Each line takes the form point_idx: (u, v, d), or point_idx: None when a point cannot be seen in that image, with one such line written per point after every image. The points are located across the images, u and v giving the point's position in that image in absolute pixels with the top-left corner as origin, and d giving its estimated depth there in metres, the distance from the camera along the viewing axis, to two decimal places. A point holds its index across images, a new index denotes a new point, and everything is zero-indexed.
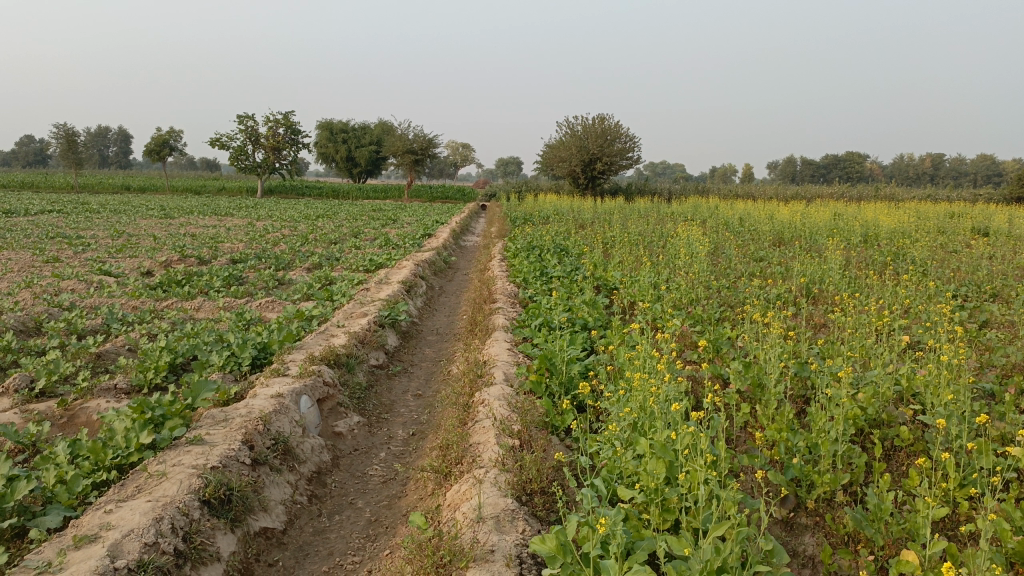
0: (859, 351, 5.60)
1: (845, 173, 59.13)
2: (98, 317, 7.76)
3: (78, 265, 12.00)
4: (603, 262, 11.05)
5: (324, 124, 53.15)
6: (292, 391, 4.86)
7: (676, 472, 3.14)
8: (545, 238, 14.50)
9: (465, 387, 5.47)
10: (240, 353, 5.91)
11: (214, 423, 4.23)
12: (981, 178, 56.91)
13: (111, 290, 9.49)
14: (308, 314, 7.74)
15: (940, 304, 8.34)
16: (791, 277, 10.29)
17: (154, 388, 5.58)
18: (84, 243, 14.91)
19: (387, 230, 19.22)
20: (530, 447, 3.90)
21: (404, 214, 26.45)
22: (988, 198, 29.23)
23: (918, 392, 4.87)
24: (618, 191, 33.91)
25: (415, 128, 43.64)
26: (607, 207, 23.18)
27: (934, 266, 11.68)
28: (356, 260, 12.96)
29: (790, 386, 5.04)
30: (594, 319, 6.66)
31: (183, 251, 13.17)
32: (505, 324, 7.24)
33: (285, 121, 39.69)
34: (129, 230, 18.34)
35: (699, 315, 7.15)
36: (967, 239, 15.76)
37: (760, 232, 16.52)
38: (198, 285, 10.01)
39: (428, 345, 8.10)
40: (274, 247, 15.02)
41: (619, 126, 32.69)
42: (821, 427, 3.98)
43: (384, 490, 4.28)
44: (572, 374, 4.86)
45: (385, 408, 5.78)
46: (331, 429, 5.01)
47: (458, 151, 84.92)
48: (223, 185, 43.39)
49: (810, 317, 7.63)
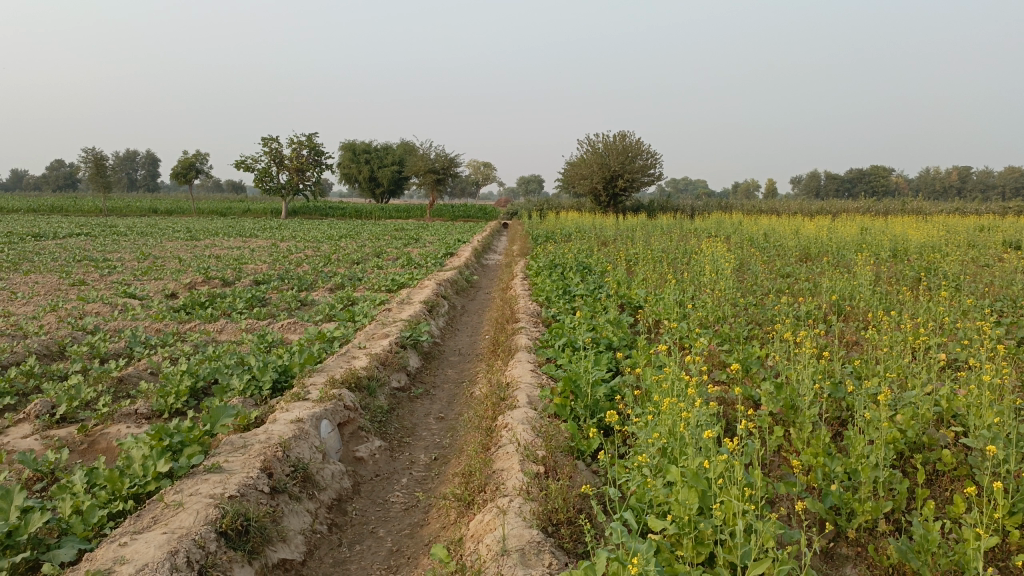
0: (895, 371, 5.40)
1: (870, 187, 58.51)
2: (121, 340, 7.75)
3: (103, 288, 12.08)
4: (626, 279, 10.91)
5: (347, 145, 53.61)
6: (312, 416, 4.78)
7: (709, 503, 3.00)
8: (567, 256, 14.38)
9: (487, 411, 5.35)
10: (260, 377, 5.84)
11: (233, 450, 4.15)
12: (1010, 190, 56.03)
13: (135, 313, 9.50)
14: (330, 336, 7.68)
15: (976, 320, 8.10)
16: (819, 294, 10.07)
17: (174, 413, 5.53)
18: (109, 265, 15.03)
19: (409, 250, 19.23)
20: (556, 474, 3.77)
21: (426, 233, 26.47)
22: (1018, 210, 28.67)
23: (958, 413, 4.68)
24: (640, 208, 33.77)
25: (436, 148, 43.86)
26: (629, 224, 23.06)
27: (966, 281, 11.40)
28: (379, 280, 12.92)
29: (825, 407, 4.86)
30: (619, 338, 6.53)
31: (206, 272, 13.22)
32: (528, 344, 7.12)
33: (308, 143, 40.06)
34: (154, 252, 18.48)
35: (726, 333, 6.98)
36: (998, 253, 15.41)
37: (786, 248, 16.28)
38: (221, 307, 10.01)
39: (450, 366, 8.00)
40: (297, 268, 15.06)
41: (641, 143, 32.59)
42: (859, 452, 3.81)
43: (406, 519, 4.16)
44: (598, 397, 4.73)
45: (407, 432, 5.68)
46: (352, 454, 4.91)
47: (480, 170, 85.19)
48: (247, 207, 43.85)
49: (840, 334, 7.42)
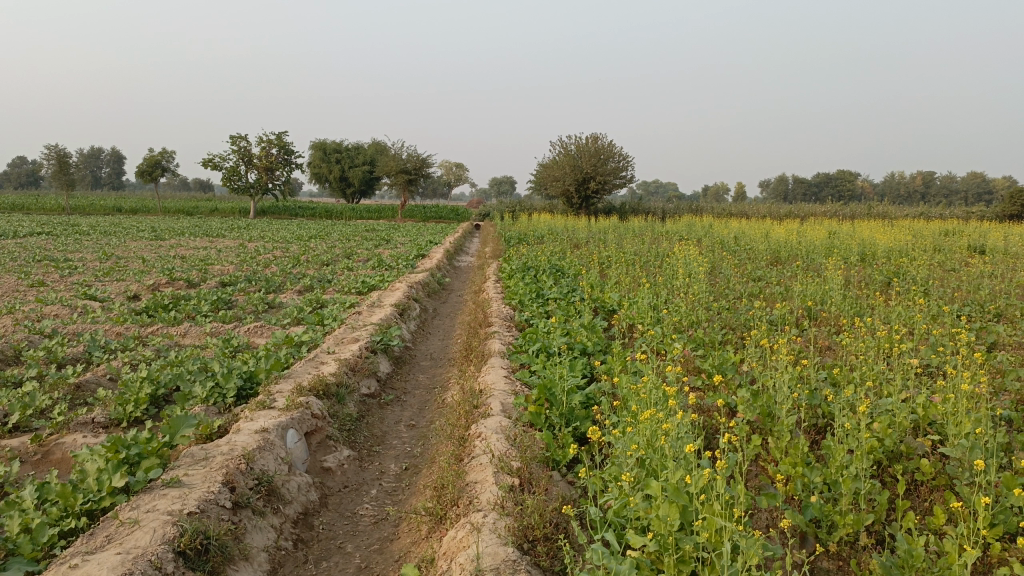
0: (870, 378, 5.37)
1: (837, 191, 59.33)
2: (79, 345, 7.48)
3: (62, 290, 11.71)
4: (600, 282, 10.84)
5: (318, 144, 53.08)
6: (278, 425, 4.61)
7: (691, 518, 2.91)
8: (540, 258, 14.29)
9: (460, 419, 5.22)
10: (224, 384, 5.65)
11: (193, 462, 3.98)
12: (971, 195, 57.18)
13: (95, 316, 9.21)
14: (298, 340, 7.48)
15: (946, 325, 8.15)
16: (791, 298, 10.09)
17: (134, 421, 5.32)
18: (70, 266, 14.62)
19: (379, 251, 19.00)
20: (531, 488, 3.66)
21: (397, 234, 26.25)
22: (980, 215, 29.23)
23: (935, 421, 4.65)
24: (612, 211, 33.85)
25: (408, 149, 43.59)
26: (601, 227, 23.08)
27: (934, 285, 11.52)
28: (349, 282, 12.72)
29: (802, 414, 4.81)
30: (594, 344, 6.45)
31: (171, 273, 12.90)
32: (501, 349, 7.00)
33: (278, 143, 39.56)
34: (118, 252, 18.04)
35: (701, 338, 6.92)
36: (963, 257, 15.64)
37: (756, 251, 16.36)
38: (185, 309, 9.74)
39: (422, 371, 7.85)
40: (265, 269, 14.79)
41: (613, 145, 32.69)
42: (839, 463, 3.76)
43: (375, 532, 4.02)
44: (573, 405, 4.62)
45: (376, 440, 5.53)
46: (319, 464, 4.76)
47: (451, 171, 84.83)
48: (215, 206, 43.15)
49: (814, 339, 7.41)
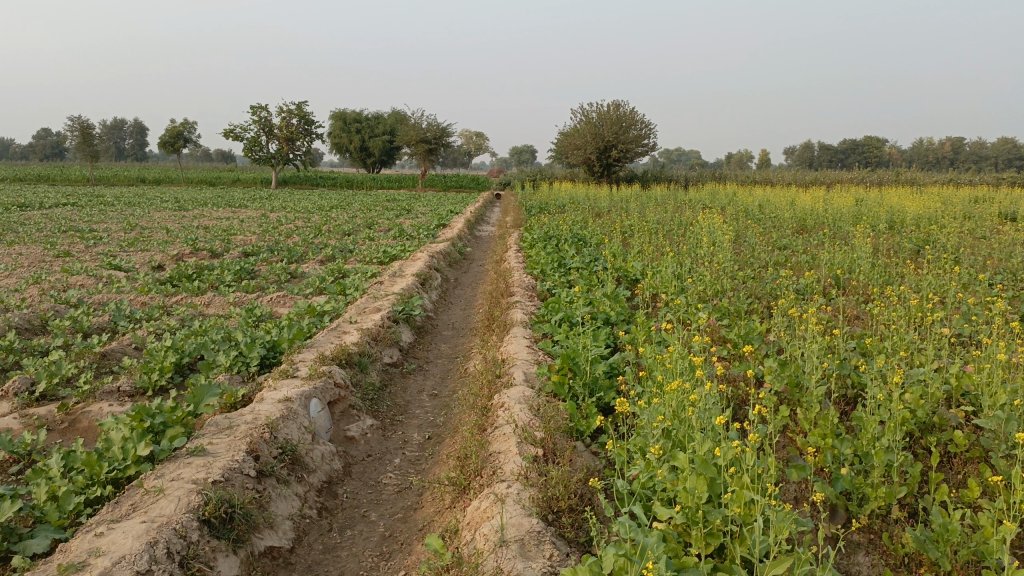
0: (901, 348, 5.25)
1: (864, 158, 58.24)
2: (105, 314, 7.53)
3: (88, 260, 11.81)
4: (622, 251, 10.73)
5: (338, 114, 52.91)
6: (301, 395, 4.60)
7: (719, 491, 2.85)
8: (562, 227, 14.16)
9: (482, 389, 5.18)
10: (248, 353, 5.66)
11: (217, 431, 3.98)
12: (1002, 161, 55.91)
13: (120, 286, 9.27)
14: (320, 310, 7.48)
15: (978, 295, 7.95)
16: (817, 267, 9.90)
17: (159, 390, 5.36)
18: (95, 236, 14.74)
19: (401, 221, 18.97)
20: (555, 459, 3.62)
21: (418, 204, 26.18)
22: (1011, 181, 28.56)
23: (969, 391, 4.54)
24: (634, 179, 33.49)
25: (429, 118, 43.33)
26: (623, 195, 22.85)
27: (965, 253, 11.27)
28: (370, 252, 12.70)
29: (831, 385, 4.72)
30: (617, 313, 6.37)
31: (194, 244, 12.95)
32: (523, 319, 6.95)
33: (299, 112, 39.47)
34: (142, 222, 18.16)
35: (725, 307, 6.81)
36: (995, 224, 15.30)
37: (782, 219, 16.09)
38: (208, 279, 9.78)
39: (444, 340, 7.83)
40: (287, 239, 14.81)
41: (635, 113, 32.25)
42: (870, 434, 3.68)
43: (399, 501, 4.01)
44: (597, 375, 4.57)
45: (399, 409, 5.52)
46: (343, 433, 4.76)
47: (471, 140, 84.31)
48: (237, 176, 43.29)
49: (841, 308, 7.27)
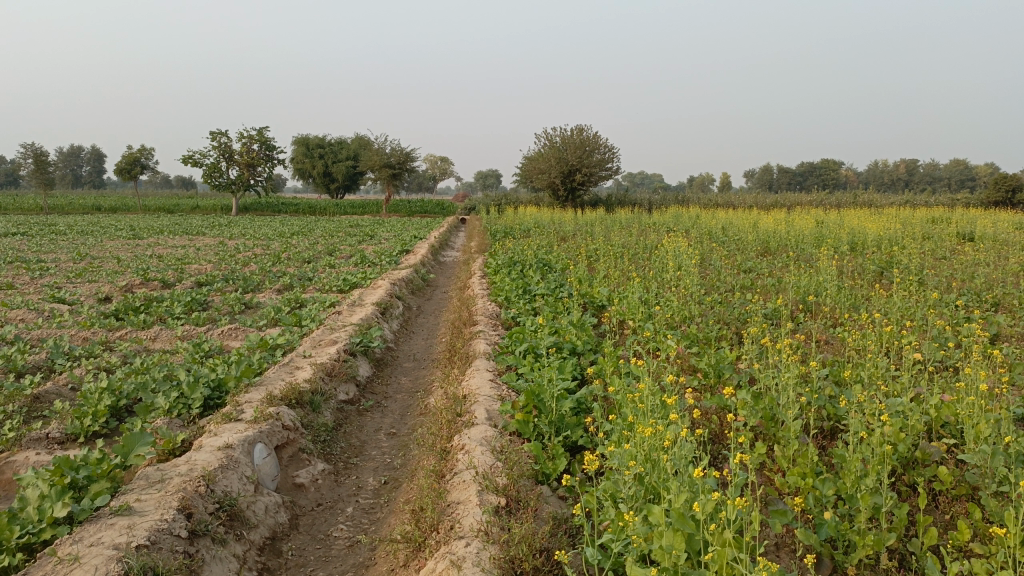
0: (875, 376, 5.07)
1: (822, 181, 59.44)
2: (41, 352, 7.07)
3: (31, 292, 11.23)
4: (588, 277, 10.53)
5: (301, 139, 52.42)
6: (243, 440, 4.24)
7: (698, 548, 2.58)
8: (527, 252, 13.94)
9: (442, 428, 4.87)
10: (190, 394, 5.27)
11: (147, 486, 3.62)
12: (955, 182, 57.46)
13: (61, 320, 8.77)
14: (272, 343, 7.12)
15: (944, 318, 7.89)
16: (784, 290, 9.81)
17: (92, 436, 4.96)
18: (42, 267, 14.14)
19: (363, 247, 18.60)
20: (518, 511, 3.35)
21: (381, 229, 25.79)
22: (965, 202, 29.20)
23: (949, 422, 4.36)
24: (598, 203, 33.57)
25: (392, 143, 43.11)
26: (588, 219, 22.79)
27: (928, 274, 11.29)
28: (330, 280, 12.34)
29: (808, 418, 4.49)
30: (584, 343, 6.13)
31: (145, 273, 12.45)
32: (486, 350, 6.66)
33: (260, 138, 38.91)
34: (94, 252, 17.49)
35: (693, 334, 6.63)
36: (953, 245, 15.48)
37: (745, 242, 16.09)
38: (157, 312, 9.31)
39: (404, 373, 7.50)
40: (244, 267, 14.40)
41: (598, 137, 32.40)
42: (852, 474, 3.46)
43: (350, 558, 3.68)
44: (563, 412, 4.30)
45: (354, 451, 5.19)
46: (291, 480, 4.43)
47: (436, 164, 83.99)
48: (196, 203, 42.44)
49: (811, 333, 7.12)
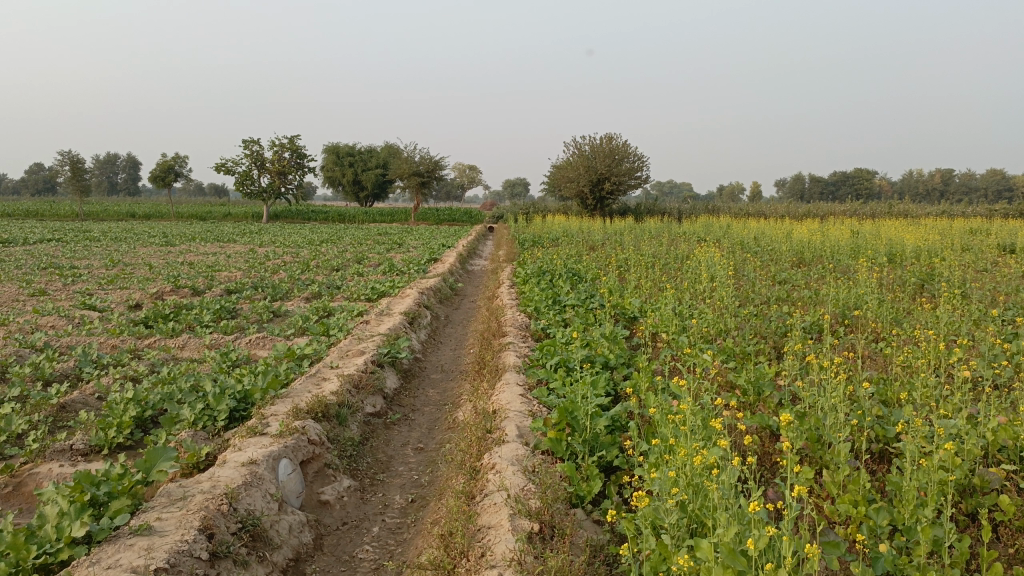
0: (925, 396, 4.82)
1: (855, 190, 58.55)
2: (70, 360, 7.05)
3: (63, 299, 11.30)
4: (619, 287, 10.34)
5: (331, 148, 52.78)
6: (268, 456, 4.12)
7: None
8: (556, 262, 13.77)
9: (471, 445, 4.71)
10: (215, 406, 5.17)
11: (169, 503, 3.51)
12: (992, 192, 56.22)
13: (91, 327, 8.78)
14: (300, 353, 7.03)
15: (992, 333, 7.57)
16: (821, 303, 9.53)
17: (116, 448, 4.89)
18: (75, 273, 14.27)
19: (392, 256, 18.57)
20: (550, 539, 3.19)
21: (409, 238, 25.75)
22: (1004, 213, 28.45)
23: (1008, 446, 4.10)
24: (627, 212, 33.31)
25: (421, 152, 43.23)
26: (617, 228, 22.55)
27: (972, 287, 10.92)
28: (358, 288, 12.27)
29: (856, 441, 4.26)
30: (617, 356, 5.95)
31: (175, 281, 12.48)
32: (516, 363, 6.49)
33: (290, 146, 39.23)
34: (126, 259, 17.66)
35: (730, 348, 6.40)
36: (995, 257, 15.02)
37: (779, 252, 15.75)
38: (185, 319, 9.29)
39: (432, 385, 7.37)
40: (273, 275, 14.40)
41: (627, 146, 32.16)
42: (909, 504, 3.23)
43: None
44: (598, 431, 4.11)
45: (381, 466, 5.05)
46: (316, 497, 4.30)
47: (465, 173, 84.15)
48: (228, 210, 42.90)
49: (853, 348, 6.86)
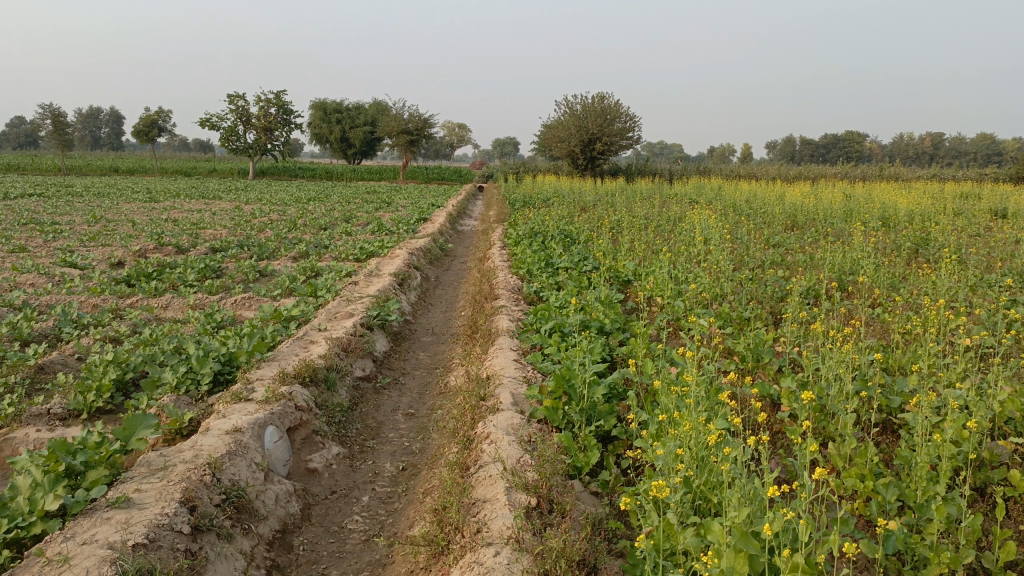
0: (930, 365, 4.68)
1: (845, 153, 58.32)
2: (50, 319, 6.83)
3: (43, 256, 11.01)
4: (612, 249, 10.15)
5: (318, 104, 51.85)
6: (253, 423, 3.96)
7: (761, 571, 2.28)
8: (548, 223, 13.55)
9: (464, 413, 4.57)
10: (198, 369, 4.99)
11: (149, 474, 3.35)
12: (982, 156, 56.09)
13: (72, 286, 8.54)
14: (287, 315, 6.84)
15: (991, 299, 7.45)
16: (817, 267, 9.39)
17: (96, 412, 4.72)
18: (56, 230, 13.95)
19: (380, 215, 18.28)
20: (549, 515, 3.08)
21: (398, 197, 25.43)
22: (994, 177, 28.36)
23: (1016, 418, 3.99)
24: (618, 172, 32.99)
25: (410, 109, 42.50)
26: (609, 189, 22.29)
27: (967, 252, 10.81)
28: (346, 248, 12.03)
29: (860, 410, 4.13)
30: (612, 321, 5.79)
31: (159, 238, 12.19)
32: (509, 327, 6.34)
33: (277, 102, 38.46)
34: (109, 215, 17.29)
35: (727, 313, 6.24)
36: (988, 222, 14.91)
37: (771, 215, 15.58)
38: (169, 278, 9.06)
39: (422, 348, 7.21)
40: (260, 233, 14.13)
41: (620, 105, 31.66)
42: (920, 481, 3.11)
43: (366, 554, 3.42)
44: (596, 400, 3.96)
45: (371, 433, 4.92)
46: (304, 465, 4.17)
47: (454, 131, 83.06)
48: (214, 166, 42.20)
49: (851, 314, 6.73)
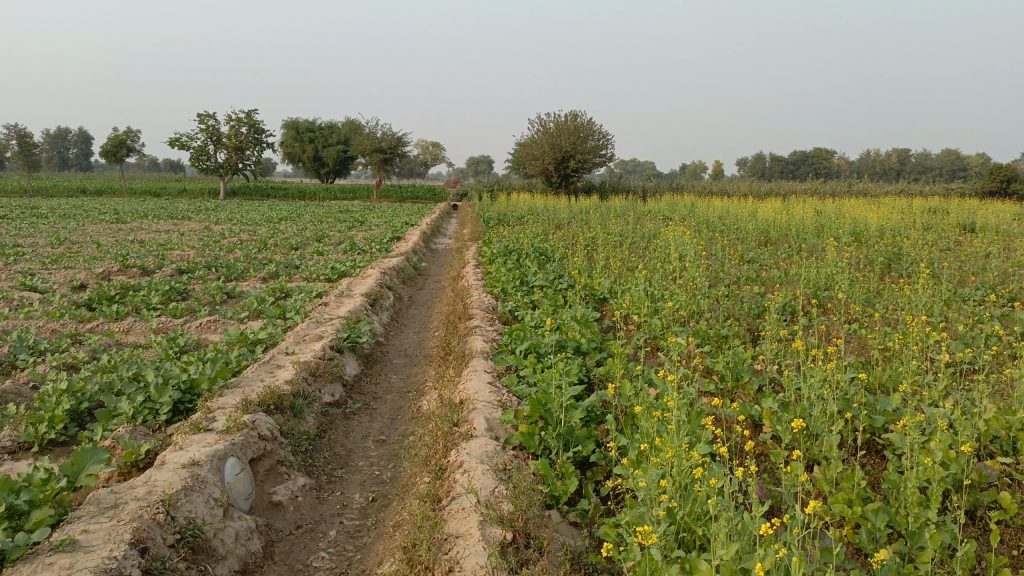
0: (912, 382, 4.59)
1: (814, 169, 59.12)
2: (4, 345, 6.54)
3: (1, 280, 10.65)
4: (587, 267, 10.04)
5: (291, 123, 51.55)
6: (212, 455, 3.75)
7: None
8: (522, 240, 13.44)
9: (436, 440, 4.39)
10: (157, 398, 4.75)
11: (97, 512, 3.13)
12: (947, 172, 57.17)
13: (30, 310, 8.23)
14: (253, 338, 6.61)
15: (967, 313, 7.43)
16: (793, 282, 9.35)
17: (47, 444, 4.47)
18: (17, 252, 13.55)
19: (353, 234, 18.08)
20: (524, 551, 2.91)
21: (371, 215, 25.21)
22: (960, 192, 28.85)
23: (1001, 435, 3.90)
24: (591, 189, 33.07)
25: (383, 127, 42.34)
26: (583, 206, 22.27)
27: (939, 266, 10.85)
28: (317, 268, 11.80)
29: (843, 430, 4.02)
30: (588, 340, 5.65)
31: (124, 260, 11.88)
32: (483, 348, 6.17)
33: (248, 121, 38.12)
34: (74, 237, 16.88)
35: (704, 331, 6.13)
36: (957, 236, 15.06)
37: (745, 232, 15.61)
38: (132, 301, 8.77)
39: (395, 371, 7.02)
40: (229, 254, 13.84)
41: (593, 123, 31.77)
42: (909, 507, 2.99)
43: None
44: (574, 424, 3.80)
45: (340, 462, 4.72)
46: (267, 498, 3.96)
47: (427, 150, 82.99)
48: (183, 186, 41.67)
49: (828, 330, 6.65)
